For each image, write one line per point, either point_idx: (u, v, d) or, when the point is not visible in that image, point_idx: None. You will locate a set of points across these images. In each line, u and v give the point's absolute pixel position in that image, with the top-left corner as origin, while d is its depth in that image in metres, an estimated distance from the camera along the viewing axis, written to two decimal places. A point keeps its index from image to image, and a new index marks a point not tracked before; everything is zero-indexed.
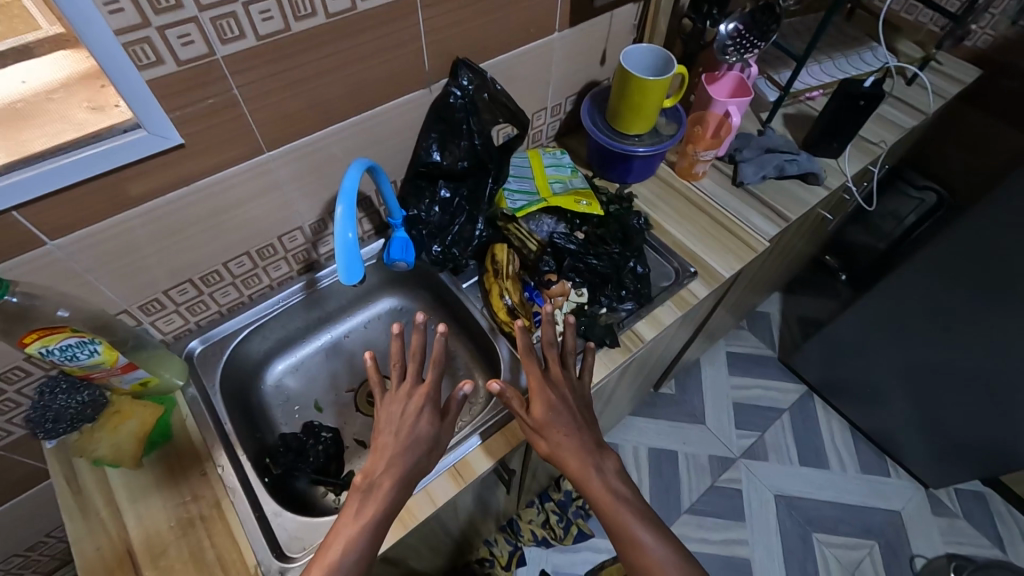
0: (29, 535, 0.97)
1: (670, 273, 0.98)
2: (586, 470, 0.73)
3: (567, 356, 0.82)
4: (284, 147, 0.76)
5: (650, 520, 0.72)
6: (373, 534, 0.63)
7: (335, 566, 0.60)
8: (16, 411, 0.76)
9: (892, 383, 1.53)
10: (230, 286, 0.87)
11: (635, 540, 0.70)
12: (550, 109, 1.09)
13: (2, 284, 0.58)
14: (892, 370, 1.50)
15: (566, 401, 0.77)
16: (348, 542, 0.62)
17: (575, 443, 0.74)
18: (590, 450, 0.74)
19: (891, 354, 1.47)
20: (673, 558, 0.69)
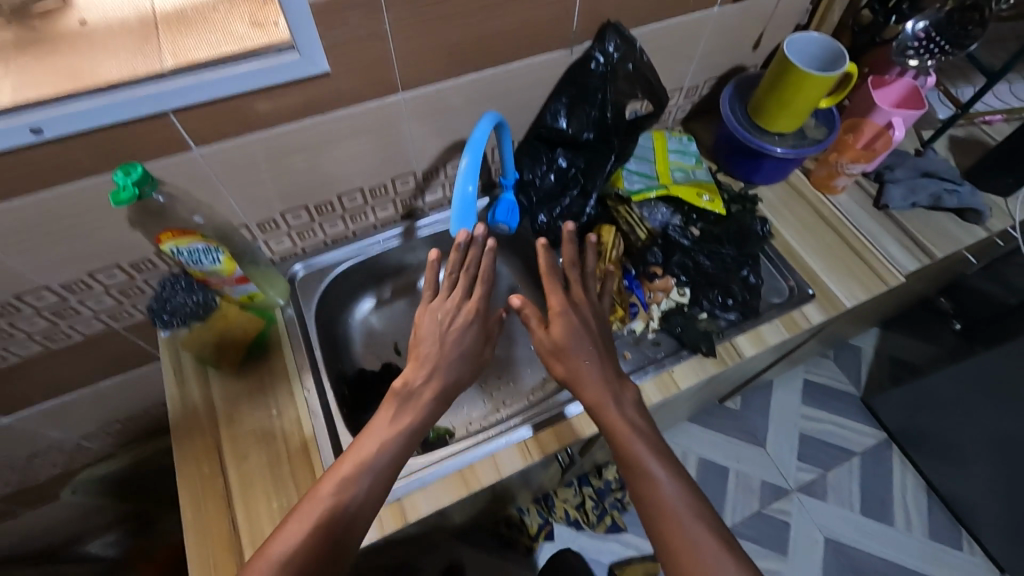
0: (129, 407, 1.07)
1: (783, 290, 0.91)
2: (604, 398, 0.69)
3: (586, 283, 0.78)
4: (418, 90, 0.74)
5: (666, 456, 0.66)
6: (404, 439, 0.64)
7: (364, 459, 0.62)
8: (140, 298, 0.83)
9: (993, 454, 1.38)
10: (338, 219, 0.89)
11: (647, 475, 0.64)
12: (684, 90, 1.01)
13: (152, 182, 0.61)
14: (998, 441, 1.34)
15: (590, 327, 0.74)
16: (383, 439, 0.63)
17: (597, 372, 0.70)
18: (608, 377, 0.71)
19: (1001, 423, 1.31)
20: (685, 496, 0.63)
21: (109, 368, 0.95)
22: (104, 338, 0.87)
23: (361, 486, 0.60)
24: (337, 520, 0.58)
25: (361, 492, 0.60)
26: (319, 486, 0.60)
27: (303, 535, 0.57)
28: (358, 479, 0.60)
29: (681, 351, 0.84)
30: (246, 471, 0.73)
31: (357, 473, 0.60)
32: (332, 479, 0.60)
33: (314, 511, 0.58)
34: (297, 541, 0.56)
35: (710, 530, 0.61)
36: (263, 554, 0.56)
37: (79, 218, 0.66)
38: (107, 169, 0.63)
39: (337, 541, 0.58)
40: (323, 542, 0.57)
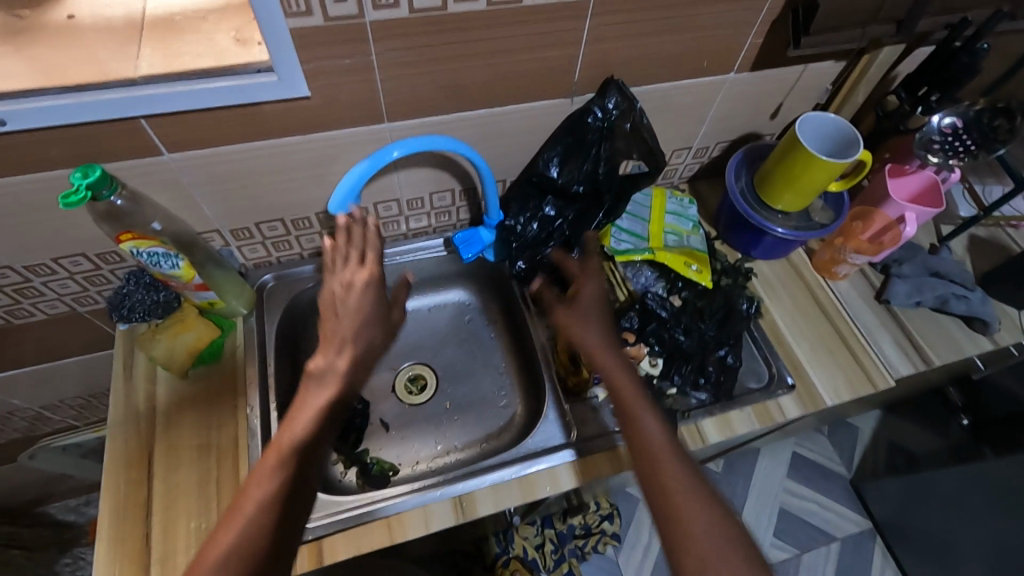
0: (94, 386, 1.07)
1: (763, 374, 0.86)
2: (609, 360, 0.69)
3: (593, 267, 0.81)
4: (404, 121, 0.72)
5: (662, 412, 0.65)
6: (323, 427, 0.62)
7: (290, 446, 0.59)
8: (106, 286, 0.83)
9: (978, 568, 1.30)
10: (316, 235, 0.87)
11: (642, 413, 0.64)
12: (692, 150, 0.97)
13: (113, 184, 0.60)
14: (984, 555, 1.27)
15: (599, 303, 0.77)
16: (306, 425, 0.61)
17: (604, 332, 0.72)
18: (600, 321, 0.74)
19: (989, 538, 1.24)
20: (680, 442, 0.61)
21: (73, 348, 0.94)
22: (68, 321, 0.87)
23: (297, 474, 0.58)
24: (275, 508, 0.55)
25: (297, 475, 0.58)
26: (250, 483, 0.57)
27: (241, 530, 0.53)
28: (289, 466, 0.58)
29: None
30: (172, 484, 0.71)
31: (289, 460, 0.58)
32: (263, 472, 0.57)
33: (250, 500, 0.55)
34: (237, 536, 0.53)
35: (695, 480, 0.59)
36: (205, 555, 0.52)
37: (43, 207, 0.66)
38: (74, 164, 0.62)
39: (284, 527, 0.55)
40: (268, 525, 0.54)
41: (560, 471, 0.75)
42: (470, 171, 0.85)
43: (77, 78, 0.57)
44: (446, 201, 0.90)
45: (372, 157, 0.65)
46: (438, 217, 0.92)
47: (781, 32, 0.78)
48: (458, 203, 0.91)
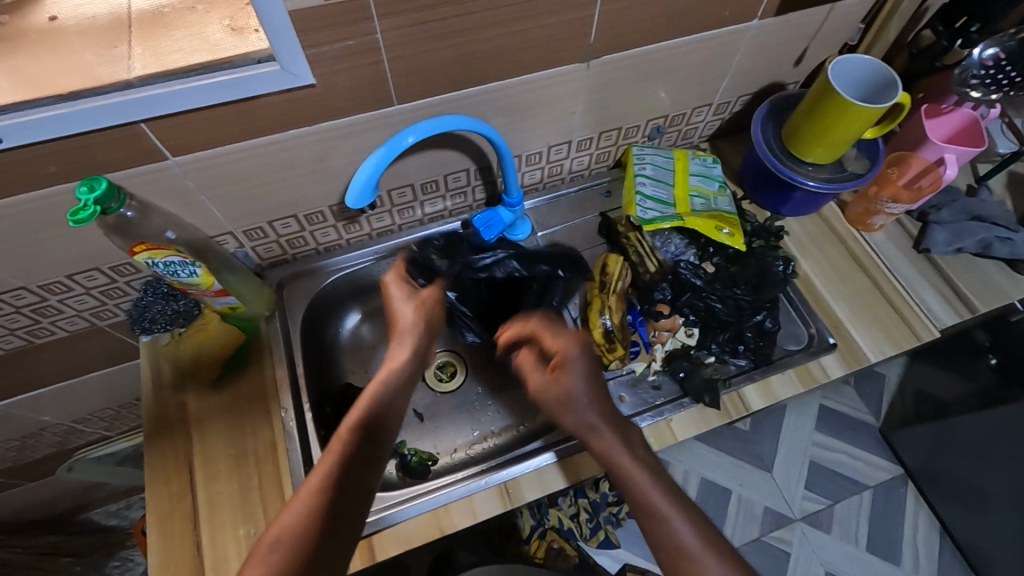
0: (121, 396, 1.07)
1: (802, 337, 0.84)
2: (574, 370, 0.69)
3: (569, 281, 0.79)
4: (414, 102, 0.68)
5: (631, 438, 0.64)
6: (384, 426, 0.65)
7: (353, 441, 0.61)
8: (123, 299, 0.81)
9: (1014, 509, 1.29)
10: (331, 228, 0.84)
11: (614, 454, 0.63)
12: (713, 107, 0.93)
13: (120, 196, 0.57)
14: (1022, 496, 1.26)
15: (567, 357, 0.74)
16: (368, 421, 0.64)
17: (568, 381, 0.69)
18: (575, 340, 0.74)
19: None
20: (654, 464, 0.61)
21: (96, 361, 0.93)
22: (89, 335, 0.85)
23: (355, 462, 0.60)
24: (330, 498, 0.57)
25: (357, 467, 0.60)
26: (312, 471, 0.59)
27: (304, 511, 0.55)
28: (352, 457, 0.60)
29: (683, 399, 0.77)
30: (215, 494, 0.70)
31: (351, 450, 0.60)
32: (330, 456, 0.59)
33: (315, 486, 0.57)
34: (298, 518, 0.55)
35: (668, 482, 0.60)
36: (270, 530, 0.54)
37: (51, 225, 0.63)
38: (77, 177, 0.59)
39: (338, 519, 0.56)
40: (325, 515, 0.56)
41: None
42: (485, 149, 0.81)
43: (68, 86, 0.54)
44: (461, 181, 0.86)
45: (388, 144, 0.61)
46: (452, 198, 0.89)
47: None
48: (473, 183, 0.87)
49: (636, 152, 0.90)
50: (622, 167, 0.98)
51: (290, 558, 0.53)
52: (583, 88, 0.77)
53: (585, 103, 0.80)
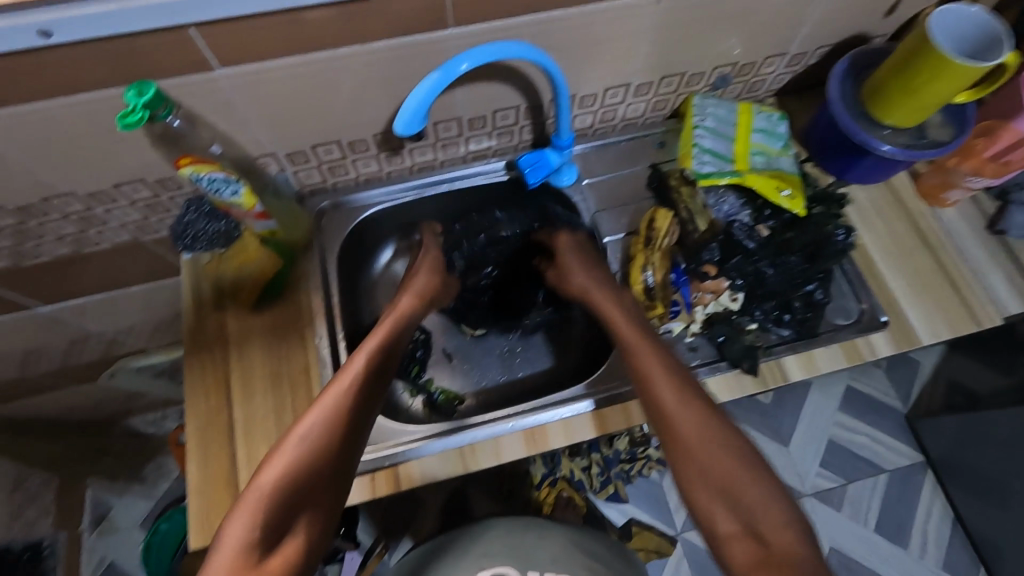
0: (160, 312, 1.09)
1: (852, 312, 0.79)
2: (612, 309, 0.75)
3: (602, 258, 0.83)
4: (470, 27, 0.64)
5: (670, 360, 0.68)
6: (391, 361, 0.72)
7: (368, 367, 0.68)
8: (166, 215, 0.81)
9: None
10: (372, 159, 0.82)
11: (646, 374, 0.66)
12: (788, 57, 0.85)
13: (168, 104, 0.55)
14: None
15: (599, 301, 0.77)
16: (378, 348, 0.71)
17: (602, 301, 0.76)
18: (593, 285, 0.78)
19: None
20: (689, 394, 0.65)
21: (138, 276, 0.95)
22: (132, 250, 0.87)
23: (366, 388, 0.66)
24: (349, 414, 0.63)
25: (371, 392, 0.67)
26: (329, 387, 0.65)
27: (328, 422, 0.62)
28: (367, 381, 0.66)
29: (719, 363, 0.75)
30: (251, 411, 0.73)
31: (365, 377, 0.67)
32: (347, 379, 0.65)
33: (333, 401, 0.63)
34: (320, 424, 0.61)
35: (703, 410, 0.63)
36: (292, 434, 0.60)
37: (100, 133, 0.63)
38: (126, 83, 0.58)
39: (353, 433, 0.63)
40: (343, 427, 0.62)
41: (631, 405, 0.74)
42: (540, 82, 0.76)
43: None
44: (509, 119, 0.82)
45: (441, 70, 0.58)
46: (498, 137, 0.85)
47: None
48: (522, 122, 0.83)
49: (697, 102, 0.84)
50: (679, 117, 0.92)
51: (312, 458, 0.59)
52: (653, 25, 0.71)
53: (651, 42, 0.74)
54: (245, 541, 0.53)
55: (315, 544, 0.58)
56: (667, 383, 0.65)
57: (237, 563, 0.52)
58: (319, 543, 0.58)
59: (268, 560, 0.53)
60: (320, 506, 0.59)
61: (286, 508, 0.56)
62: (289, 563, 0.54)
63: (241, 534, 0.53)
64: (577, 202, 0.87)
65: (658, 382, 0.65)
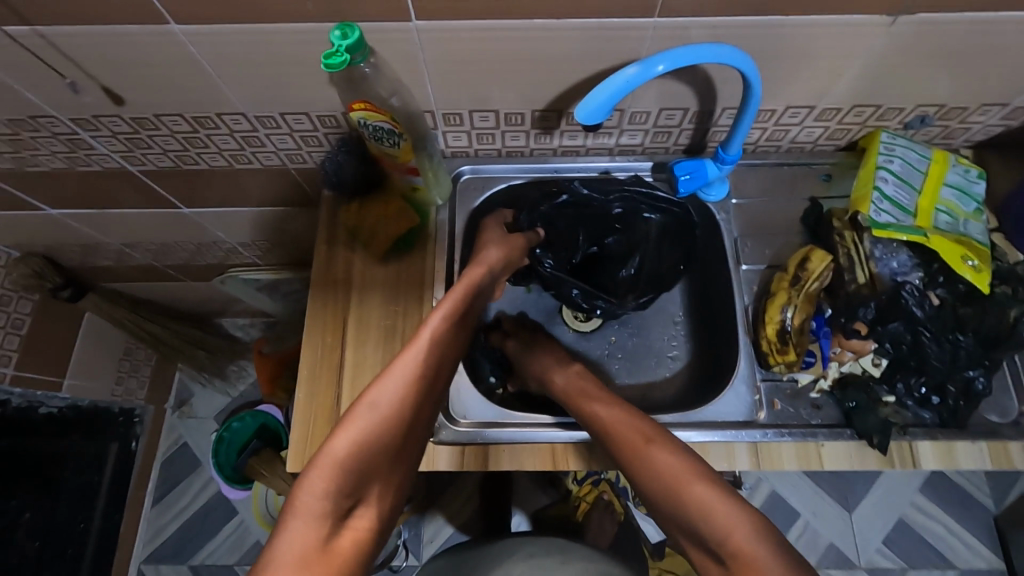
0: (278, 235, 1.14)
1: (1010, 411, 0.70)
2: (583, 400, 0.68)
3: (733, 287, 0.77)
4: (675, 18, 0.59)
5: (664, 440, 0.60)
6: (460, 333, 0.65)
7: (440, 337, 0.61)
8: (316, 150, 0.84)
9: None
10: (522, 134, 0.80)
11: (633, 455, 0.60)
12: (1008, 109, 0.74)
13: (365, 50, 0.55)
14: None
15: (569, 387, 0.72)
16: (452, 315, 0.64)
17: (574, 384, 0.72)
18: (551, 369, 0.76)
19: None
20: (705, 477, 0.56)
21: (271, 199, 0.99)
22: (277, 175, 0.90)
23: (437, 360, 0.60)
24: (421, 387, 0.57)
25: (440, 365, 0.60)
26: (401, 355, 0.58)
27: (403, 394, 0.55)
28: (438, 352, 0.60)
29: (842, 429, 0.69)
30: (361, 356, 0.75)
31: (435, 352, 0.60)
32: (419, 347, 0.59)
33: (408, 371, 0.57)
34: (400, 390, 0.55)
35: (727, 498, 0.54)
36: (364, 401, 0.54)
37: (288, 62, 0.64)
38: (326, 20, 0.59)
39: (422, 409, 0.57)
40: (416, 400, 0.56)
41: (738, 449, 0.69)
42: (724, 87, 0.71)
43: None
44: (673, 121, 0.77)
45: (639, 65, 0.55)
46: (654, 136, 0.80)
47: None
48: (684, 126, 0.78)
49: (886, 140, 0.75)
50: (855, 152, 0.83)
51: (385, 431, 0.53)
52: (870, 49, 0.64)
53: (859, 67, 0.67)
54: (316, 513, 0.47)
55: (382, 522, 0.52)
56: (652, 461, 0.58)
57: (309, 539, 0.46)
58: (388, 520, 0.53)
59: (337, 538, 0.47)
60: (390, 481, 0.53)
61: (358, 481, 0.50)
62: (360, 542, 0.48)
63: (314, 505, 0.48)
64: (720, 221, 0.82)
65: (600, 416, 0.65)
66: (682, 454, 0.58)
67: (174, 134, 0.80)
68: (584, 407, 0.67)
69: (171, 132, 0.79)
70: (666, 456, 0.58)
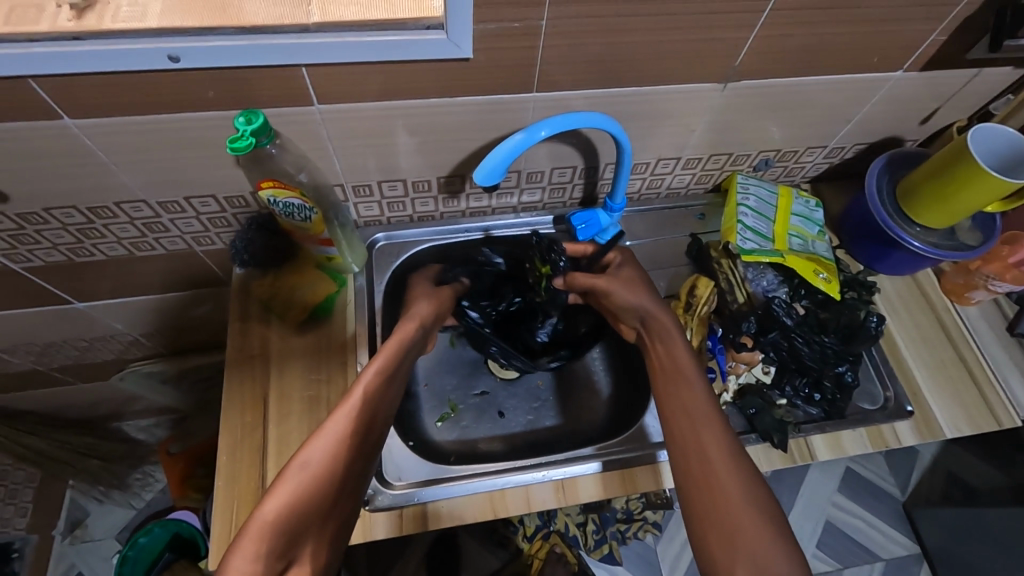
0: (184, 320, 1.09)
1: (877, 397, 0.81)
2: (671, 329, 0.73)
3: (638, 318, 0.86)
4: (551, 92, 0.69)
5: (726, 425, 0.65)
6: (396, 383, 0.67)
7: (373, 390, 0.63)
8: (225, 230, 0.84)
9: None
10: (430, 199, 0.85)
11: (694, 419, 0.65)
12: (827, 150, 0.91)
13: (270, 133, 0.59)
14: None
15: (665, 324, 0.74)
16: (386, 367, 0.66)
17: (663, 316, 0.75)
18: (635, 284, 0.78)
19: None
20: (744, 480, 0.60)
21: (177, 282, 0.96)
22: (183, 258, 0.88)
23: (371, 414, 0.61)
24: (354, 441, 0.59)
25: (374, 417, 0.62)
26: (334, 414, 0.59)
27: (338, 448, 0.57)
28: (371, 406, 0.62)
29: (749, 434, 0.77)
30: (285, 433, 0.72)
31: (370, 405, 0.62)
32: (352, 402, 0.60)
33: (340, 429, 0.58)
34: (329, 449, 0.56)
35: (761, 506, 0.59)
36: (296, 462, 0.55)
37: (194, 147, 0.66)
38: (232, 108, 0.62)
39: (357, 462, 0.59)
40: (347, 455, 0.57)
41: (662, 468, 0.75)
42: (602, 147, 0.81)
43: (247, 19, 0.56)
44: (565, 177, 0.86)
45: (524, 132, 0.62)
46: (551, 192, 0.89)
47: (970, 31, 0.71)
48: (576, 181, 0.88)
49: (741, 180, 0.88)
50: (720, 193, 0.97)
51: (317, 489, 0.54)
52: (714, 109, 0.77)
53: (707, 123, 0.80)
54: None
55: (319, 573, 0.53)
56: (714, 445, 0.63)
57: None
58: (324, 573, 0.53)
59: None
60: (325, 536, 0.54)
61: (290, 539, 0.51)
62: None
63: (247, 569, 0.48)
64: None
65: (682, 360, 0.70)
66: (733, 451, 0.62)
67: (66, 226, 0.77)
68: (670, 346, 0.72)
69: (62, 225, 0.76)
70: (719, 445, 0.62)
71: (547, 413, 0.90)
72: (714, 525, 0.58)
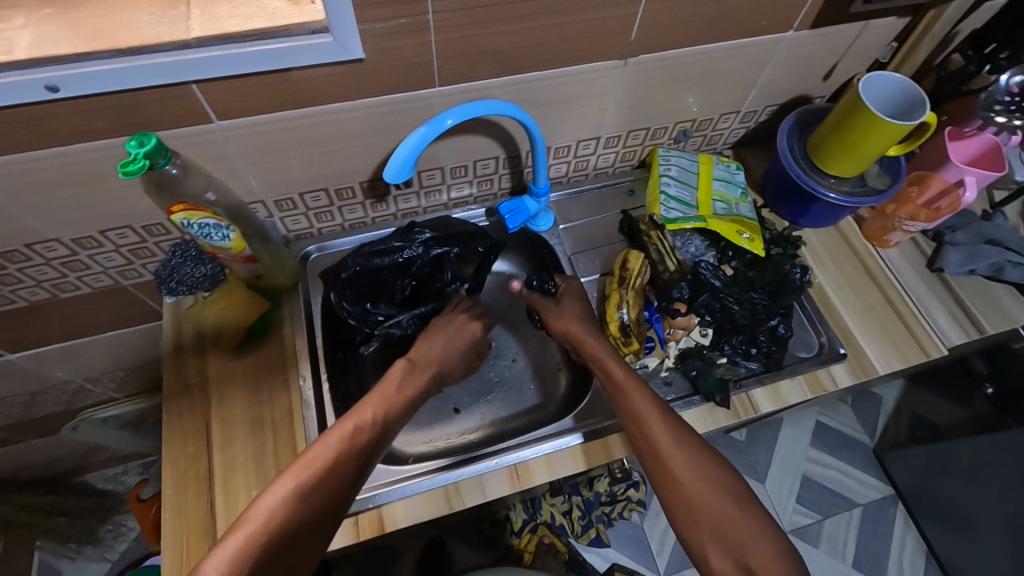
0: (128, 359, 1.06)
1: (812, 344, 0.85)
2: (604, 353, 0.72)
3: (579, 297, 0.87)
4: (454, 85, 0.70)
5: (666, 412, 0.64)
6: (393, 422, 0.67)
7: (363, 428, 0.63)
8: (150, 259, 0.82)
9: (993, 530, 1.30)
10: (358, 205, 0.85)
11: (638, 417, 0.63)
12: (740, 114, 0.94)
13: (167, 154, 0.58)
14: (997, 516, 1.28)
15: (597, 343, 0.74)
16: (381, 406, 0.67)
17: (591, 340, 0.75)
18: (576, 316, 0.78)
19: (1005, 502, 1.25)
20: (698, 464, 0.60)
21: (112, 320, 0.93)
22: (113, 295, 0.86)
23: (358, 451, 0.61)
24: (336, 479, 0.58)
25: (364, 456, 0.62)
26: (314, 449, 0.60)
27: (306, 487, 0.57)
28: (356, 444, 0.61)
29: (693, 397, 0.79)
30: (230, 456, 0.72)
31: (359, 442, 0.62)
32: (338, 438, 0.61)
33: (320, 462, 0.58)
34: (303, 480, 0.57)
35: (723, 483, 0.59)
36: (269, 493, 0.56)
37: (95, 178, 0.65)
38: (126, 133, 0.61)
39: (337, 501, 0.58)
40: (325, 490, 0.57)
41: (612, 441, 0.76)
42: (518, 135, 0.82)
43: (126, 43, 0.55)
44: (489, 169, 0.87)
45: (428, 125, 0.62)
46: (479, 185, 0.90)
47: None
48: (502, 171, 0.89)
49: (662, 153, 0.91)
50: (646, 167, 0.99)
51: (288, 520, 0.55)
52: (619, 86, 0.79)
53: (617, 100, 0.81)
54: None
55: None
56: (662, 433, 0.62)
57: None
58: None
59: None
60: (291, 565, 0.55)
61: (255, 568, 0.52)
62: None
63: None
64: (554, 245, 0.92)
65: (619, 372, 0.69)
66: (678, 430, 0.62)
67: None
68: (602, 360, 0.71)
69: None
70: (664, 428, 0.62)
71: (501, 404, 0.90)
72: (681, 512, 0.58)
